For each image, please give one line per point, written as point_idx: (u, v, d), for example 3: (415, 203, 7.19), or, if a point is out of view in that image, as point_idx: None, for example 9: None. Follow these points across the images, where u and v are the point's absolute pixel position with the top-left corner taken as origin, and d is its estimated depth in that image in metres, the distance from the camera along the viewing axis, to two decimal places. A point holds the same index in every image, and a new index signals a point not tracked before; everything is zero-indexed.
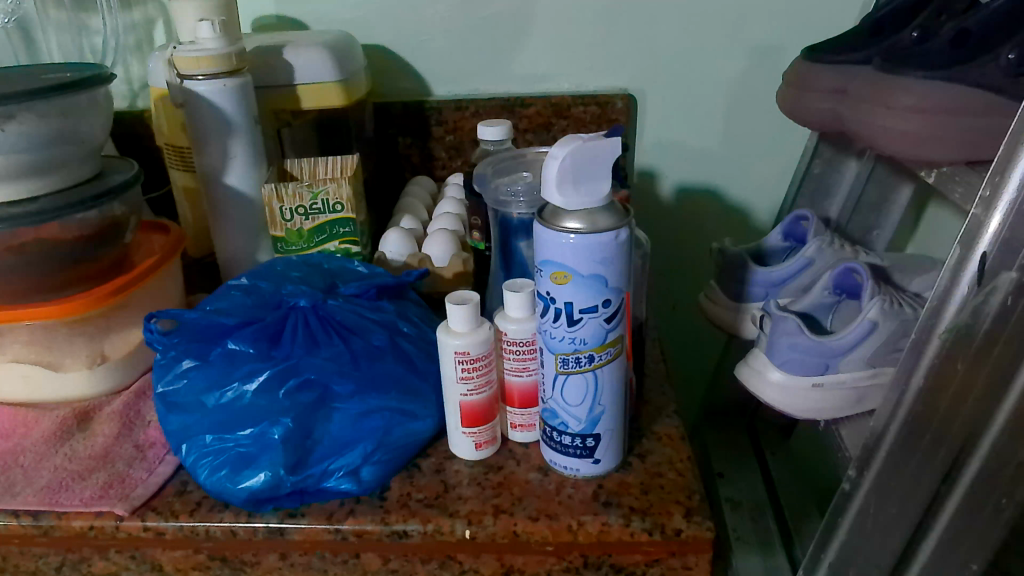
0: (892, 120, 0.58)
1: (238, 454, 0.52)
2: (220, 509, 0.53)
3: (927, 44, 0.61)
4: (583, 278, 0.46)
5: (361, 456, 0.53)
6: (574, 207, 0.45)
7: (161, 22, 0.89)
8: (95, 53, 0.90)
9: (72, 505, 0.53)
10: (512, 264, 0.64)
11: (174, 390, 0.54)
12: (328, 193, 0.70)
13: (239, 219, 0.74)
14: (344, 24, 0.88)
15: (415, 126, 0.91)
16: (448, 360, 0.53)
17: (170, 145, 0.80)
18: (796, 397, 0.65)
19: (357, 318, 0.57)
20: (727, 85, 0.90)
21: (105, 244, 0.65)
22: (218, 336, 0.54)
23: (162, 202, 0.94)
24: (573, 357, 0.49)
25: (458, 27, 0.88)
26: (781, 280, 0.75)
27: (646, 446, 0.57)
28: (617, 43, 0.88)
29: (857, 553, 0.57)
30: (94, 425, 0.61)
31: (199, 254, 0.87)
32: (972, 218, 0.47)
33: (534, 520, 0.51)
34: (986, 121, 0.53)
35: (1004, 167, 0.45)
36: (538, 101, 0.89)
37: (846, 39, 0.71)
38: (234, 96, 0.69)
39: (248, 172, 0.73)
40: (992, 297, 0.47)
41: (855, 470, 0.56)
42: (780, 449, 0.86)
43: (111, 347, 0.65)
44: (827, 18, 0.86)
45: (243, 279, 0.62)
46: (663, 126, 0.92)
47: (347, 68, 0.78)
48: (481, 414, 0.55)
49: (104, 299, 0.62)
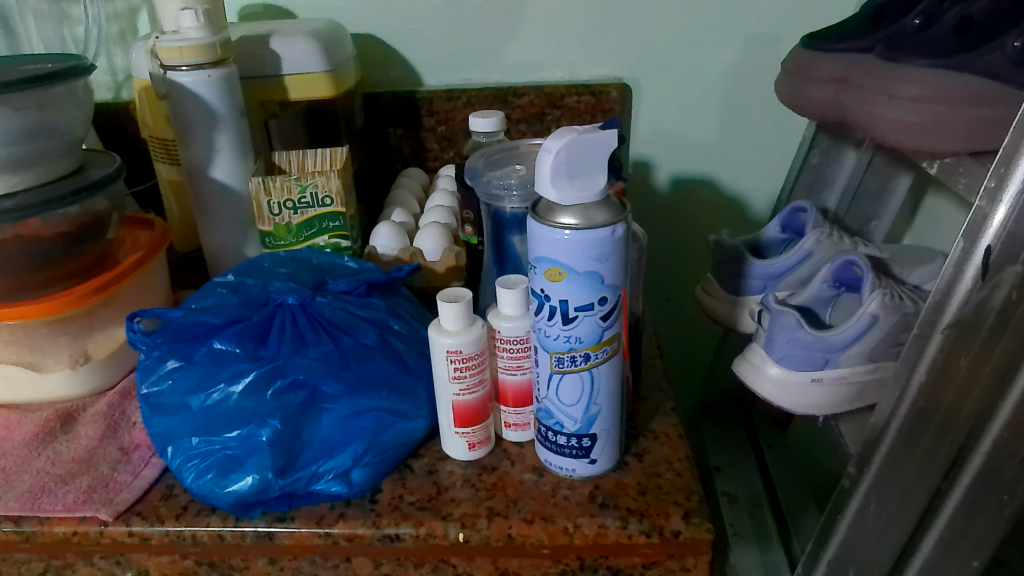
0: (894, 109, 0.57)
1: (225, 457, 0.51)
2: (206, 514, 0.52)
3: (929, 32, 0.59)
4: (579, 276, 0.45)
5: (351, 458, 0.52)
6: (569, 202, 0.43)
7: (144, 11, 0.86)
8: (76, 43, 0.88)
9: (54, 510, 0.52)
10: (505, 260, 0.63)
11: (158, 391, 0.53)
12: (316, 186, 0.68)
13: (225, 214, 0.73)
14: (332, 13, 0.86)
15: (406, 116, 0.89)
16: (440, 360, 0.51)
17: (155, 138, 0.78)
18: (795, 393, 0.64)
19: (346, 316, 0.56)
20: (723, 74, 0.88)
21: (87, 240, 0.63)
22: (203, 335, 0.53)
23: (148, 195, 0.92)
24: (568, 356, 0.48)
25: (450, 16, 0.86)
26: (781, 273, 0.73)
27: (643, 445, 0.56)
28: (611, 31, 0.87)
29: (857, 552, 0.56)
30: (78, 427, 0.60)
31: (186, 249, 0.85)
32: (976, 210, 0.46)
33: (529, 522, 0.50)
34: (989, 110, 0.52)
35: (1009, 158, 0.44)
36: (530, 90, 0.87)
37: (845, 26, 0.69)
38: (219, 87, 0.67)
39: (234, 165, 0.71)
40: (997, 291, 0.45)
41: (856, 466, 0.55)
42: (778, 442, 0.85)
43: (95, 345, 0.63)
44: (826, 5, 0.85)
45: (230, 276, 0.60)
46: (659, 115, 0.91)
47: (335, 57, 0.76)
48: (474, 414, 0.53)
49: (85, 298, 0.60)
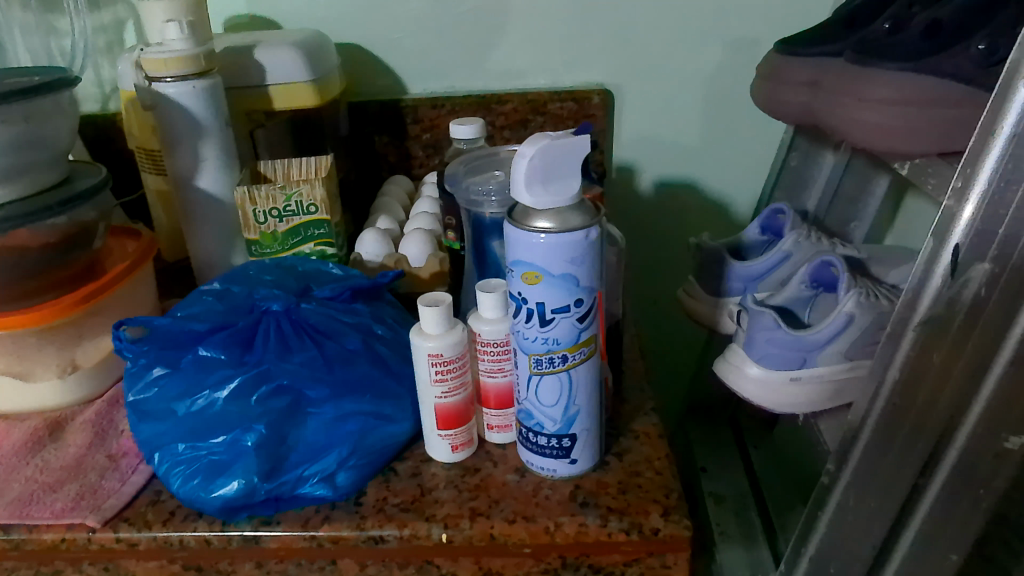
0: (865, 112, 0.59)
1: (211, 462, 0.52)
2: (193, 519, 0.52)
3: (898, 36, 0.61)
4: (555, 278, 0.46)
5: (336, 462, 0.53)
6: (544, 206, 0.44)
7: (131, 23, 0.87)
8: (64, 56, 0.89)
9: (42, 517, 0.52)
10: (486, 264, 0.63)
11: (144, 398, 0.53)
12: (301, 194, 0.69)
13: (212, 223, 0.73)
14: (317, 23, 0.87)
15: (391, 124, 0.90)
16: (421, 363, 0.52)
17: (142, 149, 0.79)
18: (774, 392, 0.65)
19: (330, 321, 0.56)
20: (703, 79, 0.90)
21: (75, 250, 0.64)
22: (189, 343, 0.54)
23: (135, 206, 0.93)
24: (546, 357, 0.49)
25: (433, 25, 0.87)
26: (761, 274, 0.74)
27: (624, 445, 0.57)
28: (592, 38, 0.88)
29: (838, 550, 0.57)
30: (66, 435, 0.60)
31: (174, 258, 0.86)
32: (944, 210, 0.46)
33: (511, 522, 0.50)
34: (956, 112, 0.53)
35: (975, 158, 0.44)
36: (514, 97, 0.88)
37: (819, 31, 0.70)
38: (204, 98, 0.68)
39: (220, 174, 0.72)
40: (966, 289, 0.46)
41: (834, 464, 0.56)
42: (764, 442, 0.86)
43: (83, 354, 0.64)
44: (802, 10, 0.86)
45: (215, 284, 0.61)
46: (642, 120, 0.92)
47: (318, 67, 0.77)
48: (457, 416, 0.54)
49: (72, 308, 0.61)
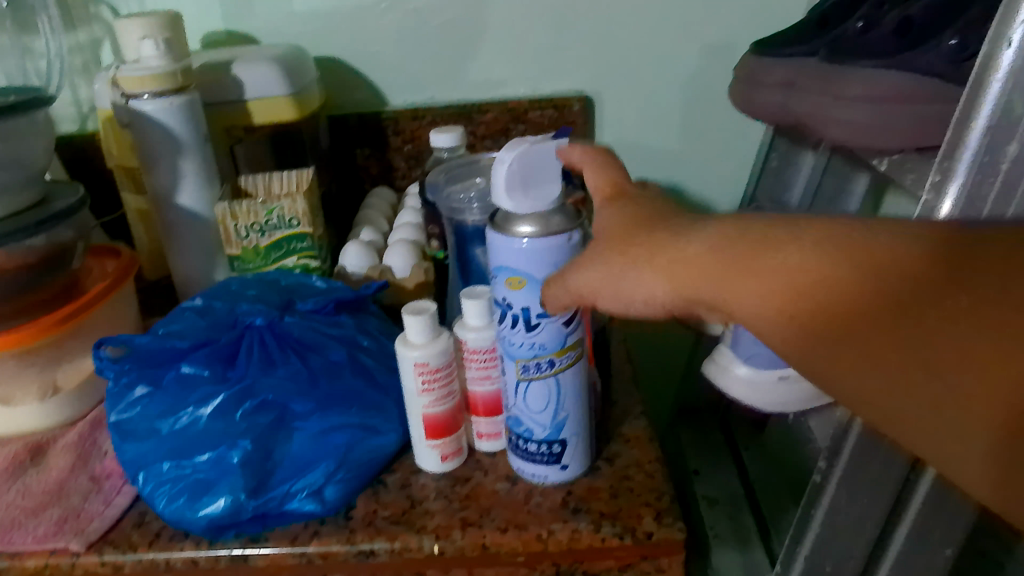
0: (841, 110, 0.59)
1: (196, 481, 0.51)
2: (180, 539, 0.52)
3: (870, 34, 0.61)
4: (539, 282, 0.45)
5: (323, 475, 0.52)
6: (524, 210, 0.44)
7: (107, 42, 0.87)
8: (40, 76, 0.88)
9: (23, 543, 0.51)
10: (470, 272, 0.63)
11: (126, 418, 0.52)
12: (283, 208, 0.69)
13: (193, 240, 0.73)
14: (296, 38, 0.87)
15: (372, 137, 0.90)
16: (408, 373, 0.52)
17: (120, 167, 0.78)
18: (762, 391, 0.64)
19: (315, 334, 0.56)
20: (682, 83, 0.90)
21: (52, 271, 0.63)
22: (171, 360, 0.53)
23: (117, 225, 0.92)
24: (533, 363, 0.48)
25: (411, 37, 0.87)
26: None
27: (614, 449, 0.57)
28: (571, 45, 0.88)
29: (831, 548, 0.57)
30: (48, 459, 0.59)
31: (155, 276, 0.85)
32: (923, 204, 0.46)
33: (503, 531, 0.50)
34: (930, 108, 0.54)
35: (953, 150, 0.44)
36: (494, 107, 0.89)
37: (794, 32, 0.71)
38: (182, 113, 0.68)
39: (200, 190, 0.71)
40: None
41: (825, 461, 0.55)
42: (754, 443, 0.87)
43: (64, 375, 0.63)
44: (777, 14, 0.87)
45: (198, 300, 0.60)
46: (622, 126, 0.92)
47: (297, 80, 0.77)
48: (445, 426, 0.54)
49: (50, 329, 0.60)
